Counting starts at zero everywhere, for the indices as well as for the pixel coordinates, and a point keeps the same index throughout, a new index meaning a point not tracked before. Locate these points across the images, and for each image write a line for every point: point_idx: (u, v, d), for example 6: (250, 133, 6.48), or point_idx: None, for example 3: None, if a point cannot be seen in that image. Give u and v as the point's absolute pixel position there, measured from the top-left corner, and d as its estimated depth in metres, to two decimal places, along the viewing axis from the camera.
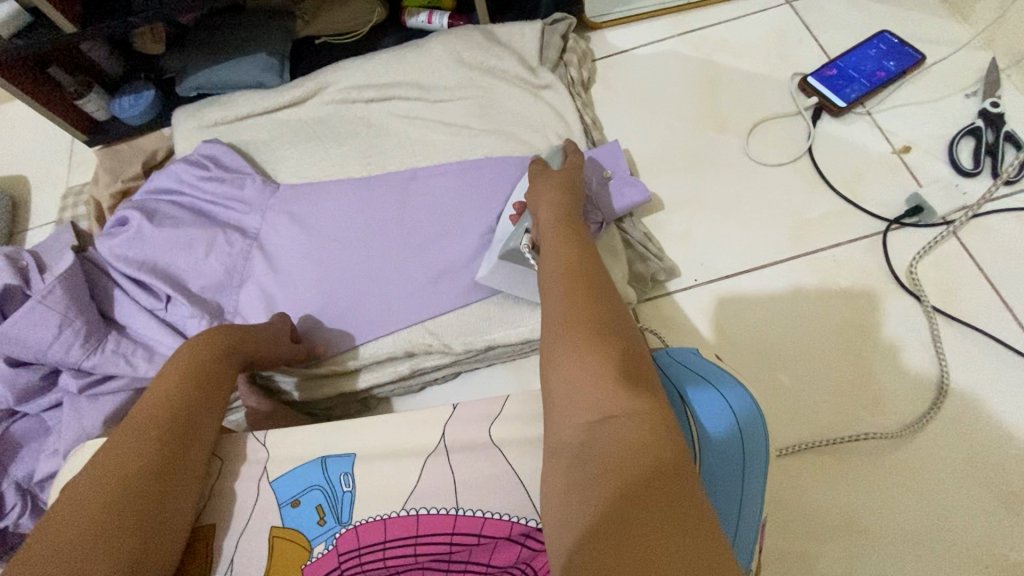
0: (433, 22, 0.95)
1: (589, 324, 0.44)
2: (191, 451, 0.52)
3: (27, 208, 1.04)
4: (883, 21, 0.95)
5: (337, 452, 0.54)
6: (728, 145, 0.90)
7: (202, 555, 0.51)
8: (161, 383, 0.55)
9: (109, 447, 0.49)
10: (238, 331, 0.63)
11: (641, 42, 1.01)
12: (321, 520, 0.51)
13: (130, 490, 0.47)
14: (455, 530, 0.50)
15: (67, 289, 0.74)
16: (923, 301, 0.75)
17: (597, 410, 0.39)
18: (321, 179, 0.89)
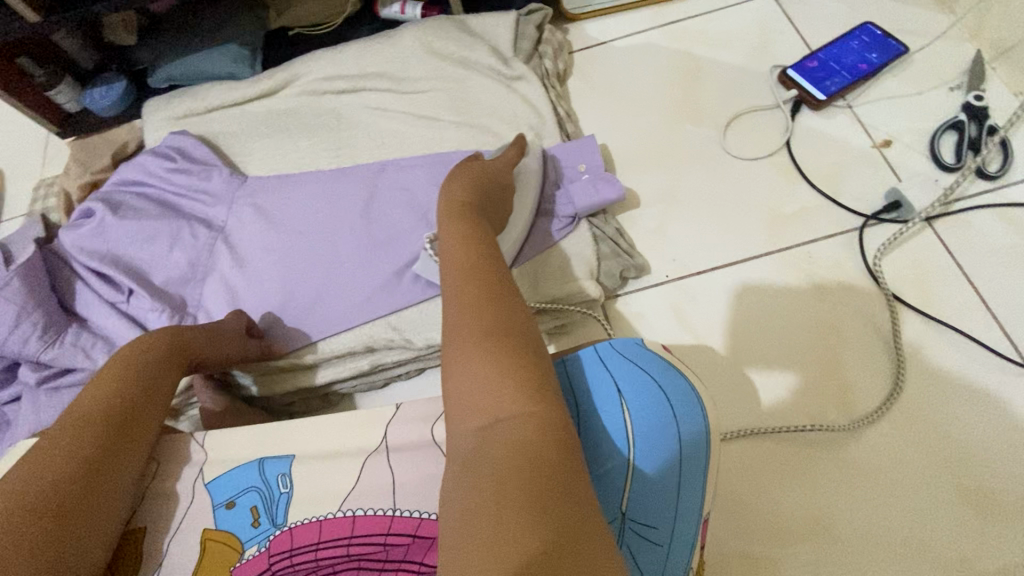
0: (406, 12, 0.93)
1: (486, 327, 0.43)
2: (127, 454, 0.50)
3: (1, 199, 1.03)
4: (867, 13, 0.93)
5: (276, 453, 0.52)
6: (705, 139, 0.88)
7: (132, 556, 0.50)
8: (102, 380, 0.53)
9: (40, 447, 0.47)
10: (191, 332, 0.62)
11: (619, 34, 0.99)
12: (256, 522, 0.49)
13: (60, 489, 0.46)
14: (389, 531, 0.47)
15: (24, 281, 0.74)
16: (882, 286, 0.73)
17: (487, 400, 0.39)
18: (289, 172, 0.88)
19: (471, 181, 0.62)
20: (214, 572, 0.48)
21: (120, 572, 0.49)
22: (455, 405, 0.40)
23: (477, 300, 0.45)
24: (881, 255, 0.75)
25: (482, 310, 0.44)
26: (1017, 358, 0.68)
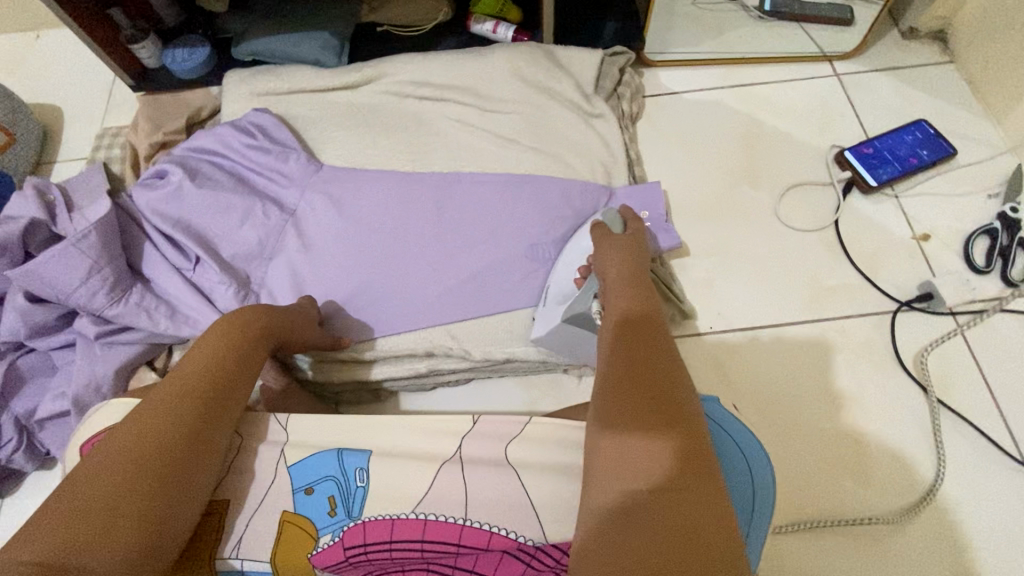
0: (498, 32, 0.96)
1: (647, 386, 0.48)
2: (213, 430, 0.53)
3: (59, 140, 1.03)
4: (923, 111, 0.99)
5: (355, 448, 0.55)
6: (760, 203, 0.93)
7: (212, 530, 0.52)
8: (194, 356, 0.56)
9: (135, 418, 0.50)
10: (272, 314, 0.64)
11: (691, 87, 1.04)
12: (331, 512, 0.52)
13: (156, 462, 0.48)
14: (460, 540, 0.50)
15: (100, 236, 0.74)
16: (929, 393, 0.78)
17: (634, 472, 0.43)
18: (364, 166, 0.90)
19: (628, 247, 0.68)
20: (290, 556, 0.51)
21: (204, 543, 0.51)
22: (601, 464, 0.46)
23: (632, 369, 0.49)
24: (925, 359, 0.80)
25: (635, 381, 0.48)
26: (1019, 457, 0.75)
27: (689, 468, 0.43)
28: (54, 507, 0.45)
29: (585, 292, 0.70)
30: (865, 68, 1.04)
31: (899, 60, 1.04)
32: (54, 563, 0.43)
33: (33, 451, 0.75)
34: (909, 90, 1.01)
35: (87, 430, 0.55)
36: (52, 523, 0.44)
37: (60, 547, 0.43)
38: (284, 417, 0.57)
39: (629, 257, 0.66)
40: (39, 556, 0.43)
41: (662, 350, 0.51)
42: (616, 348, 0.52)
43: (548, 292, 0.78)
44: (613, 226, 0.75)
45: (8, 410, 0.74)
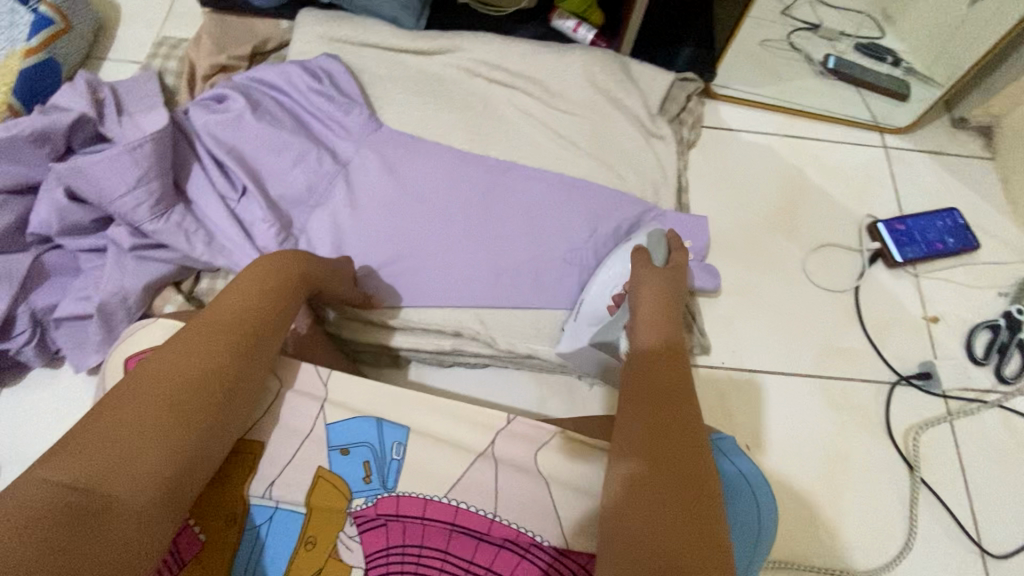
0: (578, 33, 0.98)
1: (666, 416, 0.50)
2: (244, 370, 0.52)
3: (113, 38, 1.00)
4: (957, 199, 1.03)
5: (395, 420, 0.56)
6: (791, 255, 0.96)
7: (245, 467, 0.53)
8: (231, 294, 0.55)
9: (168, 349, 0.50)
10: (308, 260, 0.64)
11: (747, 128, 1.06)
12: (367, 479, 0.54)
13: (189, 397, 0.48)
14: (489, 532, 0.52)
15: (155, 148, 0.73)
16: (915, 471, 0.83)
17: (650, 498, 0.45)
18: (423, 136, 0.90)
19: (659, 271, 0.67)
20: (323, 512, 0.53)
21: (233, 477, 0.53)
22: (620, 485, 0.48)
23: (655, 396, 0.52)
24: (917, 436, 0.85)
25: (656, 407, 0.50)
26: (979, 542, 0.80)
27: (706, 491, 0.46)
28: (82, 428, 0.45)
29: (615, 321, 0.71)
30: (911, 146, 1.08)
31: (944, 146, 1.08)
32: (80, 482, 0.43)
33: (43, 347, 0.75)
34: (948, 177, 1.05)
35: (133, 344, 0.55)
36: (80, 442, 0.44)
37: (87, 466, 0.43)
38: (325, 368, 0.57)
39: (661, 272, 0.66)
40: (65, 473, 0.42)
41: (680, 379, 0.54)
42: (639, 374, 0.55)
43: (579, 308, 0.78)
44: (655, 260, 0.71)
45: (27, 302, 0.73)
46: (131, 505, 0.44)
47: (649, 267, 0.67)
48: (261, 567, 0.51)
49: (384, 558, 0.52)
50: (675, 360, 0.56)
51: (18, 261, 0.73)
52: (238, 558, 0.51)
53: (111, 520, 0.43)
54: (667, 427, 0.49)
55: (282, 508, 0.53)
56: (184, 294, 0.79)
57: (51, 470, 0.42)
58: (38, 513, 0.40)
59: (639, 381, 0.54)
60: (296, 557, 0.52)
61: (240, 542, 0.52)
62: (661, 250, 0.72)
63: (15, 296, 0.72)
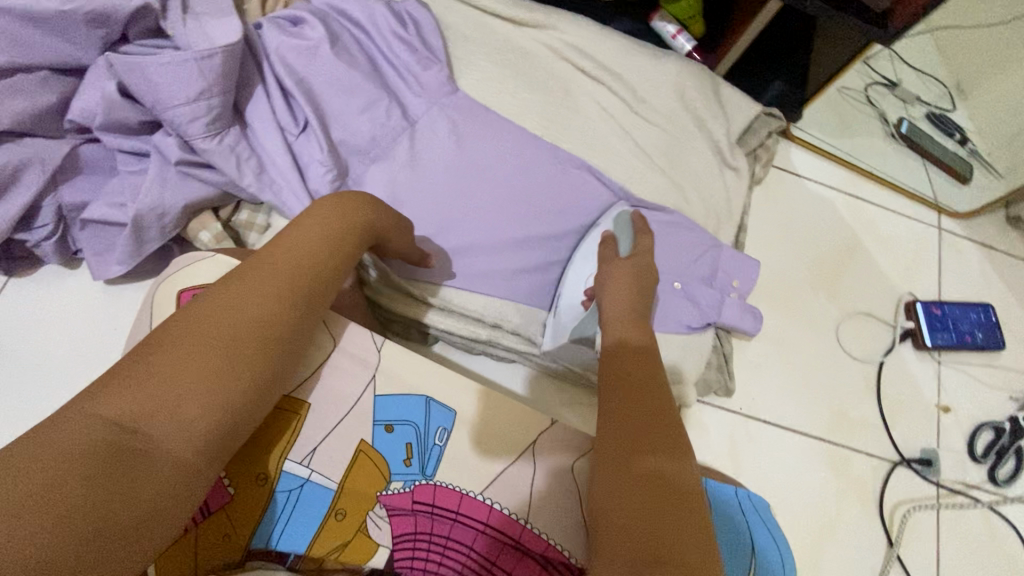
0: (677, 40, 0.93)
1: (650, 419, 0.50)
2: (302, 320, 0.50)
3: None
4: (995, 295, 1.03)
5: (443, 403, 0.55)
6: (827, 315, 0.96)
7: (287, 428, 0.51)
8: (292, 236, 0.52)
9: (226, 288, 0.47)
10: (375, 208, 0.59)
11: (813, 177, 1.05)
12: (407, 462, 0.52)
13: (241, 343, 0.45)
14: (523, 539, 0.50)
15: (225, 63, 0.67)
16: (893, 546, 0.85)
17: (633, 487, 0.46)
18: (497, 110, 0.85)
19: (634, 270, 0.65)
20: (354, 486, 0.51)
21: (270, 439, 0.51)
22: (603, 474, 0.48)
23: (632, 387, 0.52)
24: (907, 515, 0.87)
25: (633, 397, 0.51)
26: None
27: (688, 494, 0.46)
28: (132, 362, 0.43)
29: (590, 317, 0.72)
30: (963, 232, 1.08)
31: (994, 239, 1.07)
32: (127, 418, 0.40)
33: (62, 243, 0.70)
34: (992, 271, 1.05)
35: (191, 277, 0.52)
36: (130, 376, 0.42)
37: (135, 402, 0.41)
38: (379, 340, 0.56)
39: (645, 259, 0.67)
40: (111, 408, 0.40)
41: (663, 380, 0.54)
42: (613, 367, 0.55)
43: (559, 304, 0.77)
44: (620, 248, 0.70)
45: (55, 194, 0.68)
46: (175, 451, 0.41)
47: (615, 263, 0.66)
48: (283, 536, 0.49)
49: (410, 543, 0.50)
50: (656, 360, 0.56)
51: (54, 148, 0.68)
52: (261, 523, 0.49)
53: (154, 463, 0.40)
54: (643, 417, 0.50)
55: (314, 480, 0.51)
56: (221, 222, 0.74)
57: (98, 403, 0.40)
58: (81, 448, 0.38)
59: (613, 374, 0.54)
60: (322, 528, 0.50)
61: (267, 505, 0.50)
62: (627, 236, 0.73)
63: (44, 185, 0.67)
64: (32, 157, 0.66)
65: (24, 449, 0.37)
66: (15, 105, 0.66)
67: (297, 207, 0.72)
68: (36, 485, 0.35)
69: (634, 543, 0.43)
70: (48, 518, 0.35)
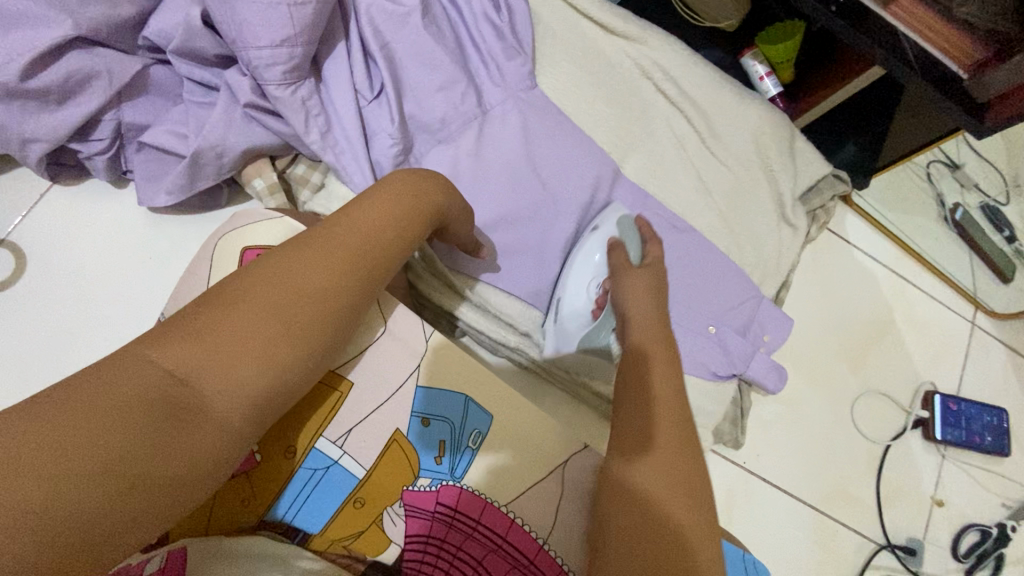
0: (764, 82, 0.90)
1: (622, 426, 0.54)
2: (360, 296, 0.48)
3: None
4: (1013, 401, 1.03)
5: (482, 406, 0.56)
6: (846, 388, 0.96)
7: (328, 402, 0.52)
8: (363, 208, 0.51)
9: (291, 253, 0.46)
10: (445, 186, 0.57)
11: (861, 247, 1.04)
12: (438, 460, 0.54)
13: (302, 308, 0.44)
14: (534, 560, 0.52)
15: (316, 14, 0.65)
16: None
17: (630, 487, 0.51)
18: (571, 116, 0.83)
19: (649, 286, 0.66)
20: (385, 475, 0.52)
21: (306, 414, 0.52)
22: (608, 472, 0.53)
23: (636, 389, 0.56)
24: None
25: (637, 400, 0.55)
26: None
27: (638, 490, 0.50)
28: (190, 315, 0.42)
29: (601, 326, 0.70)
30: (996, 332, 1.06)
31: None
32: (177, 373, 0.40)
33: (114, 160, 0.69)
34: (1014, 376, 1.04)
35: (254, 236, 0.55)
36: (185, 331, 0.41)
37: (188, 358, 0.40)
38: (429, 332, 0.56)
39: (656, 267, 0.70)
40: (164, 361, 0.40)
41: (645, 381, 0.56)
42: (624, 372, 0.59)
43: (559, 306, 0.73)
44: (629, 254, 0.71)
45: (117, 111, 0.66)
46: (221, 408, 0.41)
47: (630, 272, 0.68)
48: (301, 510, 0.51)
49: (422, 543, 0.51)
50: (644, 365, 0.57)
51: (125, 63, 0.66)
52: (282, 494, 0.51)
53: (196, 421, 0.40)
54: (645, 420, 0.53)
55: (342, 462, 0.52)
56: (277, 172, 0.72)
57: (152, 354, 0.40)
58: (129, 398, 0.38)
59: (622, 378, 0.58)
60: (339, 512, 0.51)
61: (291, 477, 0.51)
62: (635, 238, 0.73)
63: (108, 100, 0.65)
64: (101, 69, 0.64)
65: (75, 389, 0.37)
66: (91, 9, 0.63)
67: (356, 174, 0.70)
68: (80, 429, 0.35)
69: (626, 531, 0.48)
70: (88, 462, 0.35)
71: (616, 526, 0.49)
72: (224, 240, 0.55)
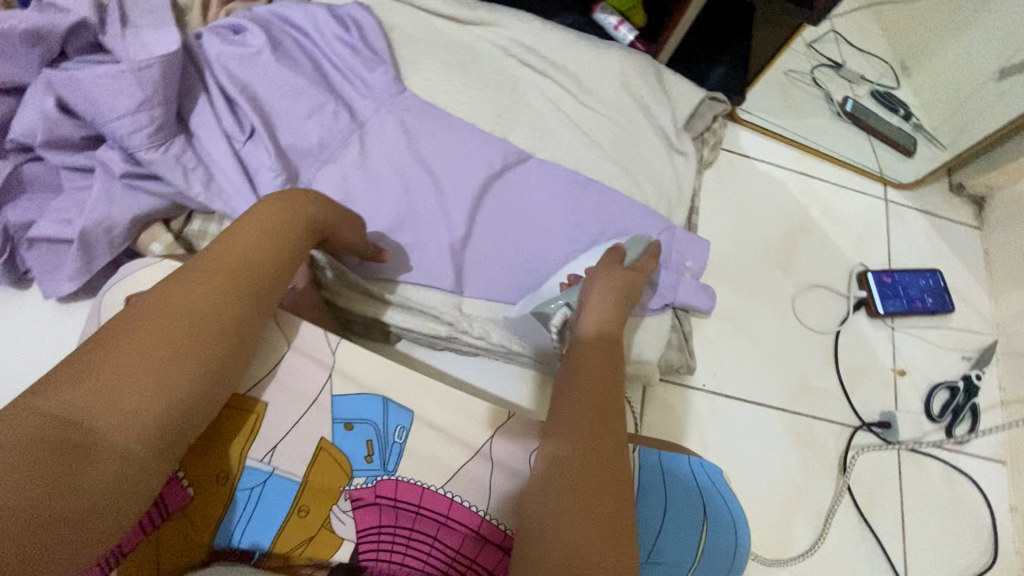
0: (619, 31, 0.97)
1: (576, 417, 0.52)
2: (247, 307, 0.49)
3: None
4: (943, 261, 1.07)
5: (399, 403, 0.56)
6: (784, 289, 0.99)
7: (243, 427, 0.52)
8: (233, 231, 0.52)
9: (168, 284, 0.47)
10: (316, 199, 0.59)
11: (762, 158, 1.08)
12: (368, 458, 0.55)
13: (185, 332, 0.45)
14: (478, 529, 0.54)
15: (163, 74, 0.68)
16: (845, 476, 0.88)
17: (594, 474, 0.48)
18: (446, 108, 0.86)
19: (620, 282, 0.68)
20: (319, 482, 0.53)
21: (225, 441, 0.51)
22: (568, 456, 0.49)
23: (602, 381, 0.55)
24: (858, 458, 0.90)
25: (603, 392, 0.54)
26: None
27: (602, 480, 0.48)
28: (70, 361, 0.43)
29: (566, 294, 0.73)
30: (910, 202, 1.11)
31: (938, 207, 1.11)
32: (68, 412, 0.41)
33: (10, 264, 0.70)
34: (938, 238, 1.09)
35: (136, 284, 0.55)
36: (70, 373, 0.42)
37: (74, 399, 0.41)
38: (335, 343, 0.55)
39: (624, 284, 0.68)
40: (49, 407, 0.40)
41: (607, 378, 0.55)
42: (587, 363, 0.56)
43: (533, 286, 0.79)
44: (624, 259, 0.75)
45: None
46: (120, 440, 0.41)
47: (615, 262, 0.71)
48: (247, 532, 0.52)
49: (375, 536, 0.53)
50: (607, 361, 0.57)
51: None
52: (225, 520, 0.51)
53: (94, 458, 0.41)
54: (609, 414, 0.52)
55: (277, 474, 0.53)
56: (173, 233, 0.73)
57: (37, 401, 0.40)
58: (22, 443, 0.39)
59: (584, 368, 0.56)
60: (285, 524, 0.52)
61: (229, 503, 0.51)
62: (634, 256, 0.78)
63: None
64: None
65: None
66: None
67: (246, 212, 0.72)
68: None
69: (597, 523, 0.46)
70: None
71: (575, 518, 0.46)
72: (111, 295, 0.56)
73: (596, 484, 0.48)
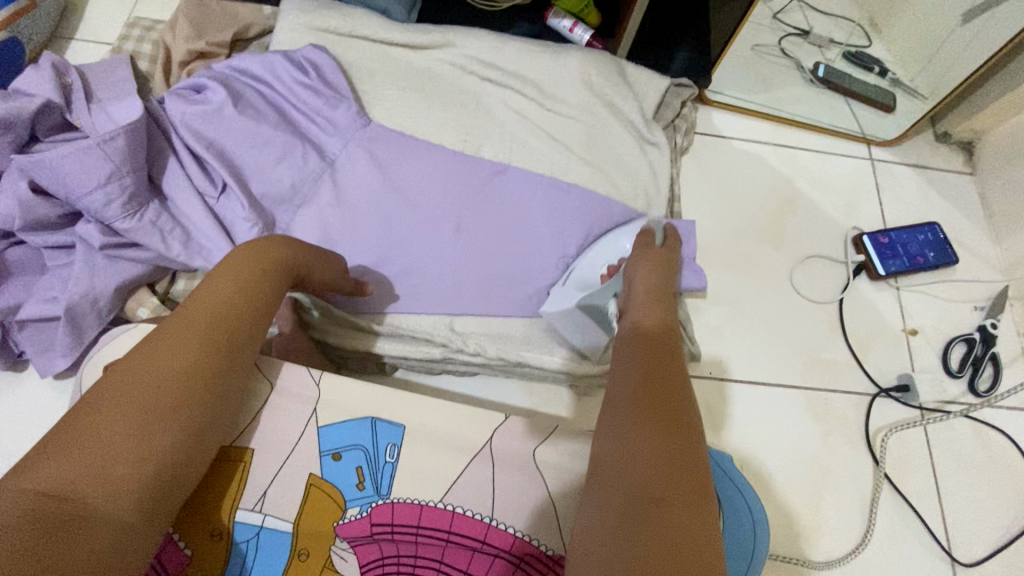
0: (574, 33, 0.97)
1: (626, 404, 0.49)
2: (226, 363, 0.50)
3: (88, 24, 0.98)
4: (939, 213, 1.04)
5: (389, 421, 0.56)
6: (779, 264, 0.97)
7: (234, 477, 0.53)
8: (207, 285, 0.52)
9: (145, 347, 0.48)
10: (289, 247, 0.60)
11: (739, 135, 1.08)
12: (360, 485, 0.54)
13: (166, 395, 0.46)
14: (486, 541, 0.52)
15: (128, 142, 0.69)
16: (880, 467, 0.85)
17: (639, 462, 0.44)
18: (413, 133, 0.86)
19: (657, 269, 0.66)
20: (314, 516, 0.53)
21: (216, 494, 0.52)
22: (613, 451, 0.46)
23: (646, 366, 0.51)
24: (888, 437, 0.87)
25: (648, 376, 0.50)
26: (945, 544, 0.82)
27: (649, 470, 0.44)
28: (54, 431, 0.43)
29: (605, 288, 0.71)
30: (897, 157, 1.09)
31: (926, 159, 1.09)
32: (55, 488, 0.41)
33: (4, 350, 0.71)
34: (931, 190, 1.06)
35: (112, 353, 0.56)
36: (52, 449, 0.42)
37: (63, 471, 0.41)
38: (317, 375, 0.57)
39: (659, 272, 0.65)
40: (37, 482, 0.40)
41: (656, 360, 0.52)
42: (630, 352, 0.54)
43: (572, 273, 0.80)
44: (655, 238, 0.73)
45: None
46: (110, 510, 0.42)
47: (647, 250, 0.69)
48: None
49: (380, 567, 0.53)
50: (653, 345, 0.54)
51: None
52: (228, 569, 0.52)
53: (88, 527, 0.41)
54: (653, 397, 0.48)
55: (268, 525, 0.53)
56: (159, 296, 0.75)
57: (23, 480, 0.41)
58: (10, 524, 0.39)
59: (628, 357, 0.53)
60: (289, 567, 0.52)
61: (228, 556, 0.52)
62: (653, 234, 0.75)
63: None
64: None
65: None
66: None
67: None
68: None
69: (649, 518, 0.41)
70: None
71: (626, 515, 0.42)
72: (88, 366, 0.56)
73: (647, 475, 0.43)
